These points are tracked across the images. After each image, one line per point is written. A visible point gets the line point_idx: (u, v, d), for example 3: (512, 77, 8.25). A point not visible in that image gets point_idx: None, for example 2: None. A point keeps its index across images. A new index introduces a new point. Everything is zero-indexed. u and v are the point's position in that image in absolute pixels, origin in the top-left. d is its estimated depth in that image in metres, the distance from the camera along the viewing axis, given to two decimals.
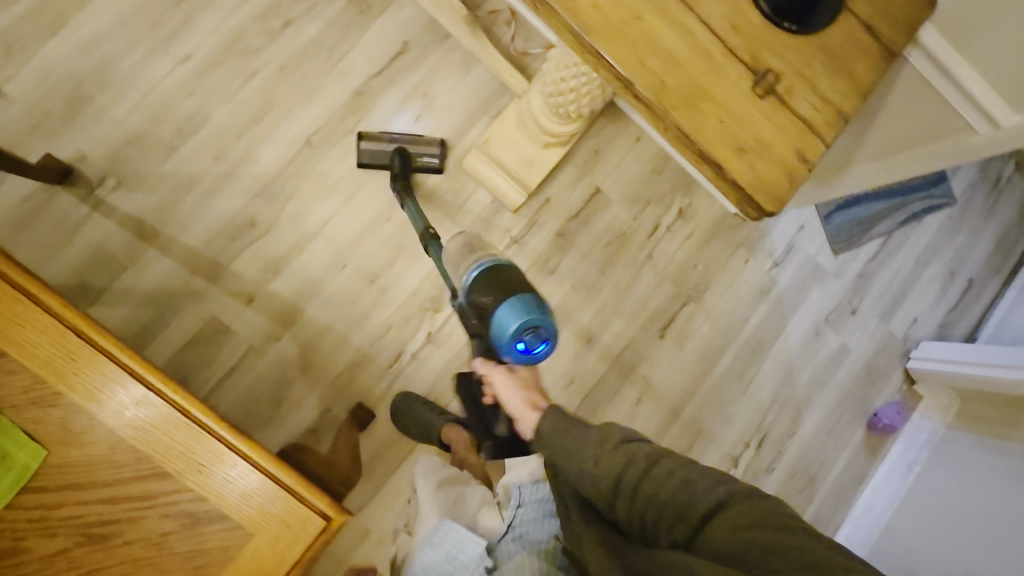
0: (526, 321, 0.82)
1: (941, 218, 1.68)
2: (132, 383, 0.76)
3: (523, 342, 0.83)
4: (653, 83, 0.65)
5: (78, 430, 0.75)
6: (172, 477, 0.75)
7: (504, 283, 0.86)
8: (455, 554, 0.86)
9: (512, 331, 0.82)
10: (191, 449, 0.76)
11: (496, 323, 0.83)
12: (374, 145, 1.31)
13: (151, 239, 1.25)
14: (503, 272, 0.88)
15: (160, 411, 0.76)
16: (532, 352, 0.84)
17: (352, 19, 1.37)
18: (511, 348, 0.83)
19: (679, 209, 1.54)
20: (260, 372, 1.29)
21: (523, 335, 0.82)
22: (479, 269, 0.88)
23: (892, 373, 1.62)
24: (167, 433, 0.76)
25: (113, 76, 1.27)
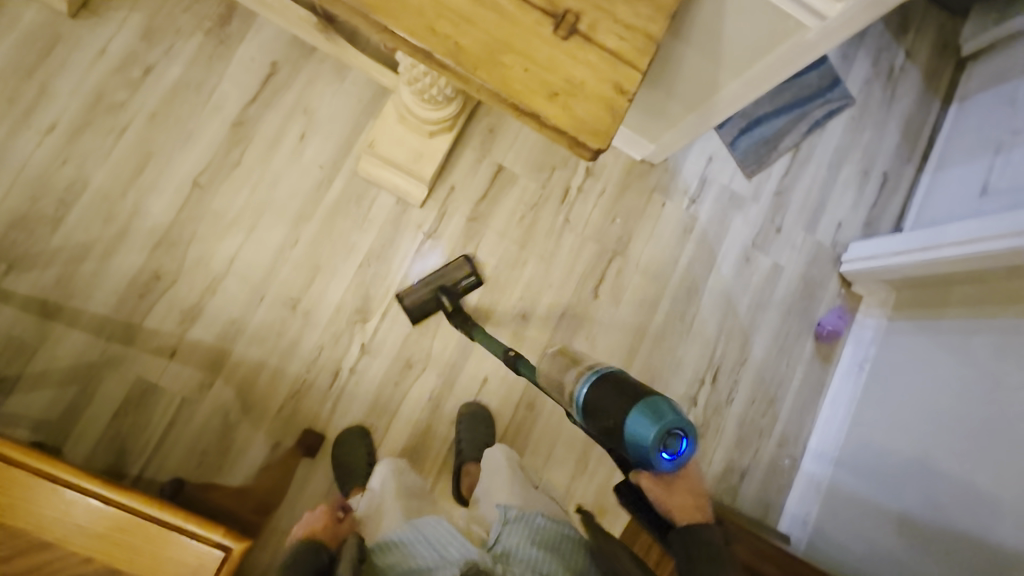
0: (662, 427, 0.70)
1: (844, 120, 1.69)
2: None
3: (664, 449, 0.71)
4: (451, 49, 0.69)
5: None
6: (52, 545, 0.69)
7: (622, 392, 0.76)
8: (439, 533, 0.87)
9: (651, 438, 0.69)
10: (66, 511, 0.70)
11: (630, 431, 0.72)
12: (413, 293, 1.33)
13: (58, 316, 1.23)
14: (614, 375, 0.79)
15: (21, 480, 0.69)
16: (678, 457, 0.72)
17: (214, 52, 1.34)
18: (658, 456, 0.71)
19: (586, 167, 1.53)
20: (199, 422, 1.27)
21: (663, 443, 0.71)
22: (591, 385, 0.79)
23: (828, 281, 1.65)
24: (42, 505, 0.70)
25: None
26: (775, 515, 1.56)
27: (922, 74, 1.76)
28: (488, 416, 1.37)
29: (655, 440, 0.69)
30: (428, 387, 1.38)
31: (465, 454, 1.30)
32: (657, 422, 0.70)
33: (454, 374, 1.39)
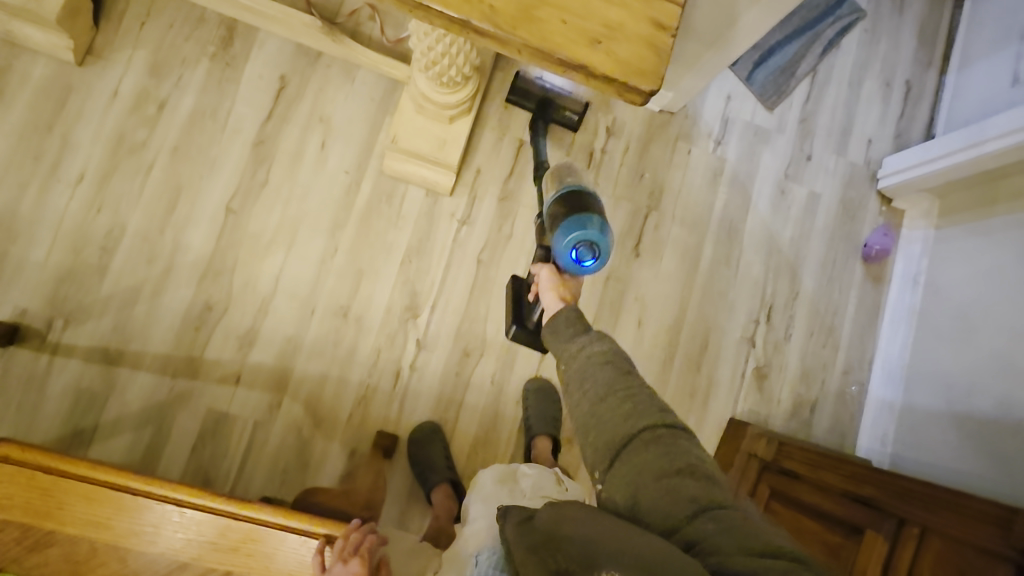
0: (581, 235, 0.86)
1: (857, 35, 1.65)
2: (130, 499, 0.83)
3: (574, 252, 0.87)
4: (487, 12, 0.66)
5: (87, 557, 0.82)
6: (189, 563, 0.84)
7: (573, 200, 0.91)
8: None
9: (567, 242, 0.87)
10: (200, 534, 0.84)
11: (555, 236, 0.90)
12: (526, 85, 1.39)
13: (121, 360, 1.25)
14: (581, 195, 0.92)
15: (159, 511, 0.83)
16: (583, 265, 0.88)
17: (222, 75, 1.34)
18: (563, 253, 0.87)
19: (607, 127, 1.50)
20: (275, 441, 1.28)
21: (578, 247, 0.87)
22: (561, 189, 0.96)
23: (867, 201, 1.62)
24: (178, 534, 0.83)
25: (18, 223, 1.24)
26: (851, 442, 1.55)
27: None
28: (554, 391, 1.38)
29: (571, 244, 0.86)
30: (490, 371, 1.38)
31: (534, 428, 1.31)
32: (579, 229, 0.86)
33: (512, 355, 1.39)
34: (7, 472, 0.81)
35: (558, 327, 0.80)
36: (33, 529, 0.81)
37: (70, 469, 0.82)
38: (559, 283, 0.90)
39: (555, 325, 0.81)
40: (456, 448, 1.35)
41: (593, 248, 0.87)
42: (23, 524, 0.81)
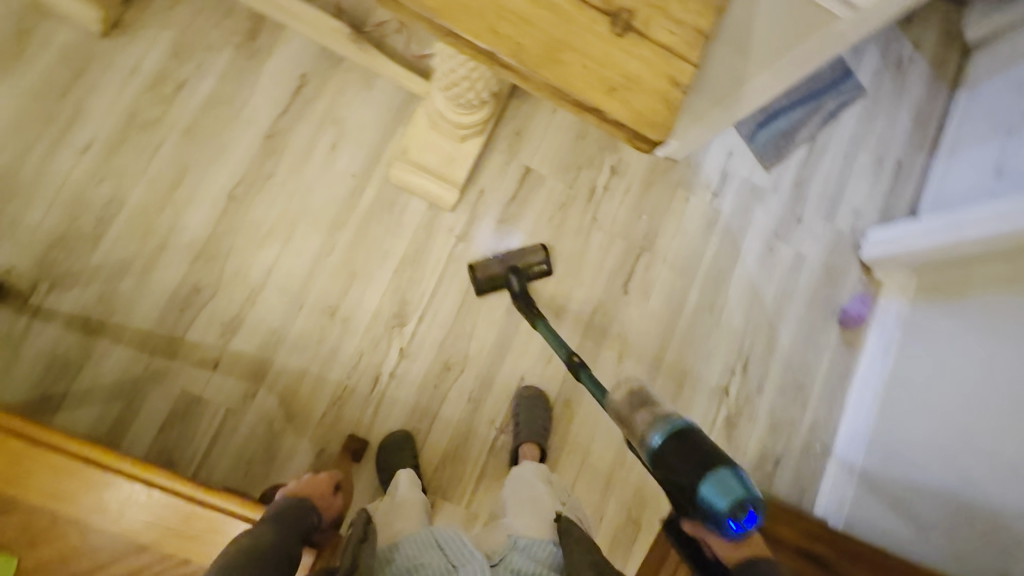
0: (736, 500, 0.70)
1: (856, 111, 1.73)
2: (101, 472, 0.84)
3: (732, 521, 0.71)
4: (512, 48, 0.69)
5: (47, 527, 0.80)
6: (150, 546, 0.82)
7: (689, 451, 0.75)
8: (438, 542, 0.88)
9: (721, 512, 0.70)
10: (167, 516, 0.84)
11: (699, 500, 0.72)
12: (486, 270, 1.37)
13: (100, 332, 1.24)
14: (694, 441, 0.76)
15: (130, 489, 0.83)
16: (744, 528, 0.72)
17: (244, 66, 1.36)
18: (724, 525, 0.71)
19: (611, 166, 1.55)
20: (245, 432, 1.27)
21: (735, 513, 0.70)
22: (661, 433, 0.78)
23: (849, 268, 1.68)
24: (145, 513, 0.83)
25: (18, 182, 1.25)
26: (810, 501, 1.58)
27: (930, 63, 1.79)
28: (545, 401, 1.39)
29: (728, 513, 0.70)
30: (467, 388, 1.39)
31: (524, 437, 1.32)
32: (717, 502, 0.70)
33: (491, 375, 1.40)
34: None
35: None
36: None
37: (48, 436, 0.83)
38: (732, 546, 0.77)
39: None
40: (425, 461, 1.35)
41: (746, 504, 0.71)
42: None
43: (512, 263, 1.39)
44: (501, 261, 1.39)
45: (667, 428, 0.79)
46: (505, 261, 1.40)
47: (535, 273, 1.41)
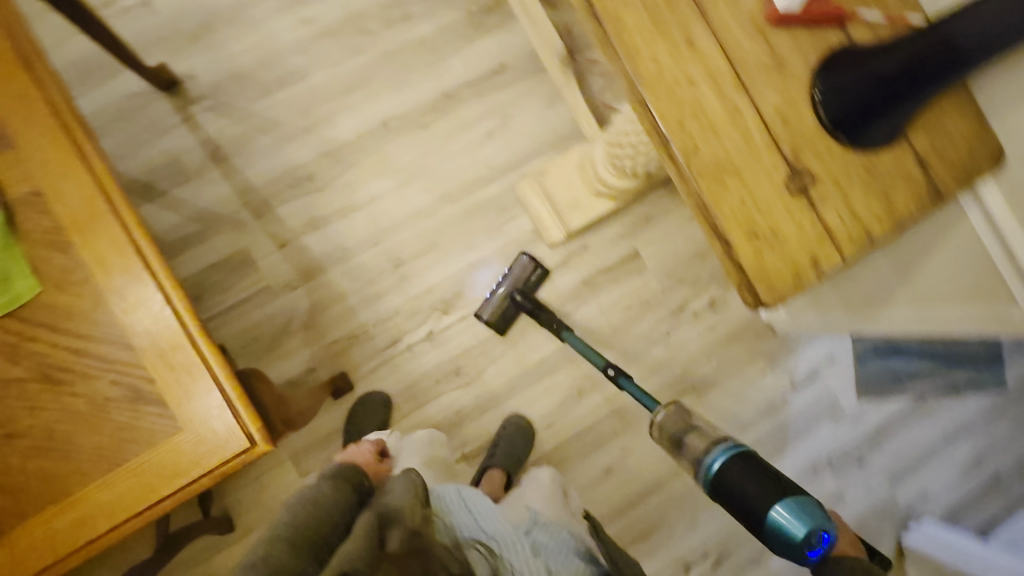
0: (815, 528, 0.69)
1: (985, 400, 1.55)
2: (125, 245, 0.71)
3: (808, 547, 0.70)
4: (687, 146, 0.68)
5: (66, 267, 0.70)
6: (129, 346, 0.69)
7: (758, 473, 0.74)
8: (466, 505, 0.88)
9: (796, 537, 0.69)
10: (156, 331, 0.69)
11: (768, 526, 0.71)
12: (488, 306, 1.36)
13: (218, 164, 1.35)
14: (757, 462, 0.75)
15: (140, 281, 0.70)
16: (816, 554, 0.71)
17: (464, 30, 1.45)
18: (798, 553, 0.70)
19: (711, 298, 1.49)
20: (266, 313, 1.33)
21: (810, 540, 0.69)
22: (722, 456, 0.78)
23: (882, 540, 1.50)
24: (141, 314, 0.69)
25: (243, 16, 1.39)
26: None
27: None
28: (529, 431, 1.35)
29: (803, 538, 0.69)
30: (461, 402, 1.38)
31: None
32: (789, 534, 0.69)
33: (489, 404, 1.38)
34: (57, 141, 0.72)
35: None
36: (42, 206, 0.71)
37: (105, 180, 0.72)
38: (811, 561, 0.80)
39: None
40: None
41: (822, 527, 0.70)
42: (43, 197, 0.71)
43: (513, 284, 1.37)
44: (501, 284, 1.37)
45: (726, 454, 0.78)
46: (501, 287, 1.37)
47: (537, 283, 1.39)
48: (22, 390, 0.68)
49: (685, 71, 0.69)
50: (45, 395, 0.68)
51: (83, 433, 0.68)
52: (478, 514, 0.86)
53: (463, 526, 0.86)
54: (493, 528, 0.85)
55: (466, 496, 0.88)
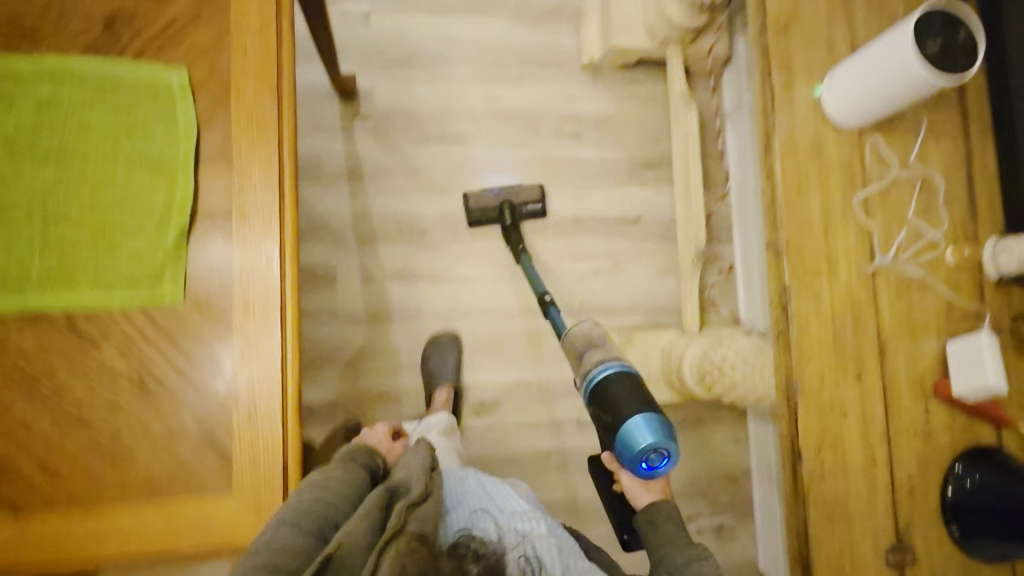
0: (657, 444, 0.77)
1: None
2: (270, 279, 0.66)
3: (643, 462, 0.79)
4: (815, 474, 0.68)
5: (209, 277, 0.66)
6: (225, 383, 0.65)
7: (633, 391, 0.82)
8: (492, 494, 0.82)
9: (637, 452, 0.77)
10: (255, 380, 0.65)
11: (618, 438, 0.79)
12: (481, 202, 1.37)
13: (352, 181, 1.39)
14: (634, 388, 0.83)
15: (266, 323, 0.65)
16: (653, 470, 0.80)
17: (619, 173, 1.51)
18: (633, 461, 0.78)
19: (721, 524, 1.44)
20: (321, 331, 1.34)
21: (649, 454, 0.78)
22: (605, 371, 0.86)
23: None
24: (252, 356, 0.65)
25: (439, 67, 1.45)
26: None
27: None
28: None
29: (642, 454, 0.78)
30: None
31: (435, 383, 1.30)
32: (632, 441, 0.77)
33: None
34: (268, 147, 0.68)
35: (659, 519, 0.82)
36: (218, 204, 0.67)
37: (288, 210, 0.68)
38: (642, 484, 0.86)
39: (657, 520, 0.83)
40: None
41: (663, 450, 0.78)
42: (223, 195, 0.67)
43: (507, 198, 1.39)
44: (496, 194, 1.39)
45: (609, 368, 0.86)
46: (501, 195, 1.40)
47: (529, 210, 1.42)
48: (108, 379, 0.63)
49: (842, 402, 0.69)
50: (128, 394, 0.63)
51: (140, 446, 0.63)
52: (490, 490, 0.83)
53: (484, 496, 0.81)
54: (512, 507, 0.79)
55: (488, 482, 0.85)
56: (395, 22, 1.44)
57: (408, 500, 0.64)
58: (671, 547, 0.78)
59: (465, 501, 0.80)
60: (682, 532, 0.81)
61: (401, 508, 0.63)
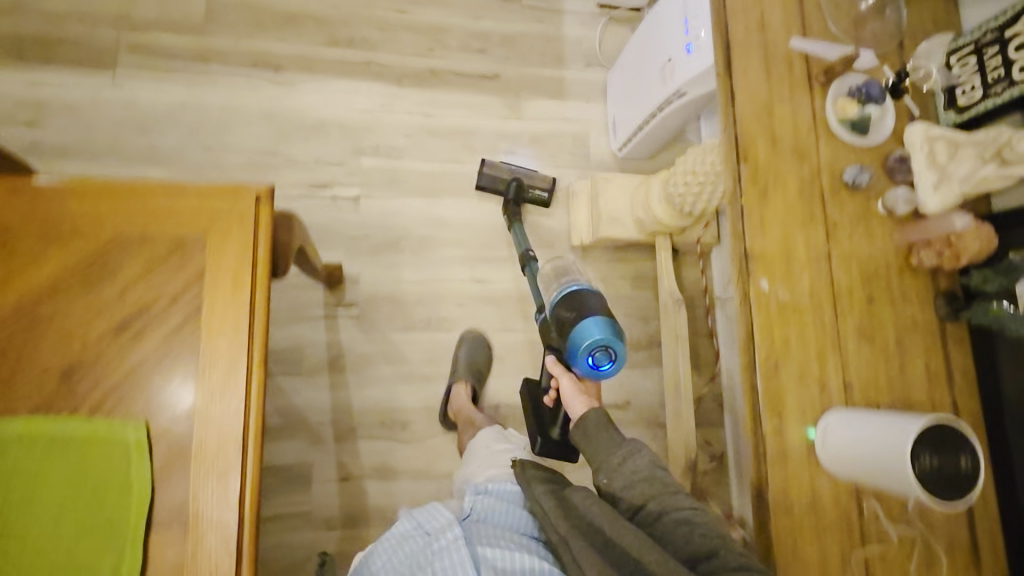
0: (602, 339, 0.89)
1: None
2: None
3: (590, 357, 0.91)
4: None
5: None
6: None
7: (584, 302, 0.96)
8: (422, 524, 0.84)
9: (585, 344, 0.90)
10: None
11: (573, 335, 0.92)
12: (495, 172, 1.43)
13: (333, 372, 1.34)
14: (580, 298, 0.97)
15: None
16: (600, 368, 0.92)
17: None
18: (581, 359, 0.91)
19: None
20: (295, 538, 1.27)
21: (593, 352, 0.91)
22: (560, 294, 1.01)
23: None
24: None
25: (428, 251, 1.43)
26: None
27: None
28: None
29: (586, 350, 0.90)
30: None
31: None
32: (586, 337, 0.90)
33: None
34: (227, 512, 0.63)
35: (590, 430, 0.86)
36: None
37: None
38: (575, 391, 0.94)
39: (586, 428, 0.87)
40: None
41: (609, 347, 0.91)
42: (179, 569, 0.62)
43: (521, 177, 1.45)
44: (512, 169, 1.45)
45: (577, 287, 1.00)
46: (516, 175, 1.45)
47: (537, 195, 1.47)
48: None
49: None
50: None
51: None
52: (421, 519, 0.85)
53: (407, 553, 0.81)
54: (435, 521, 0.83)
55: (416, 513, 0.87)
56: (384, 205, 1.42)
57: None
58: (605, 451, 0.83)
59: (400, 545, 0.83)
60: (614, 436, 0.85)
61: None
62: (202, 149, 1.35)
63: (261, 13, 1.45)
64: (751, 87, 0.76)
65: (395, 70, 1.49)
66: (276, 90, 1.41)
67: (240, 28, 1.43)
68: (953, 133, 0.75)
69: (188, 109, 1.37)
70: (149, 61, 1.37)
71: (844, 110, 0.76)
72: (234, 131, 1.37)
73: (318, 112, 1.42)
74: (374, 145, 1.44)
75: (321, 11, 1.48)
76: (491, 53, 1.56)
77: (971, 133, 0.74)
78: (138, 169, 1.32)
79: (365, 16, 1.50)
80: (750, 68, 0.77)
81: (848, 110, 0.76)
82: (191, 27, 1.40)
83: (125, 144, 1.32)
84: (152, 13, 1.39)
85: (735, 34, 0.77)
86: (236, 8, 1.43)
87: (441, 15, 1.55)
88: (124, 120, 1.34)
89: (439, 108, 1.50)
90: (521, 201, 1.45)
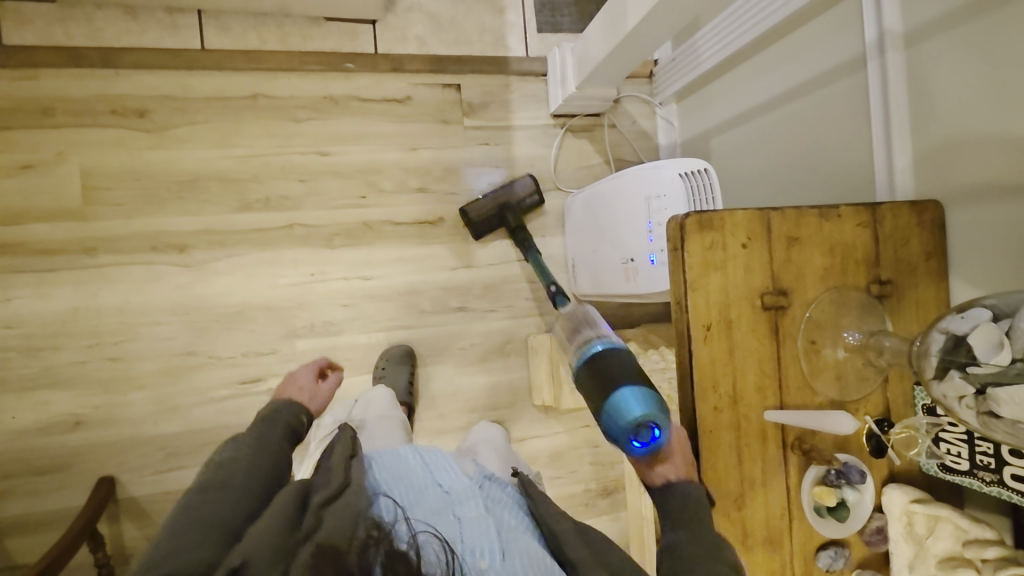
0: (648, 416, 0.59)
1: None
2: None
3: (633, 440, 0.60)
4: None
5: None
6: None
7: (611, 364, 0.64)
8: (435, 477, 0.70)
9: (626, 426, 0.59)
10: None
11: (606, 415, 0.61)
12: (475, 209, 1.34)
13: None
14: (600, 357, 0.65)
15: None
16: (652, 446, 0.62)
17: (576, 505, 1.47)
18: (625, 446, 0.61)
19: None
20: None
21: (641, 429, 0.60)
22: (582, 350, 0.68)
23: None
24: None
25: None
26: None
27: None
28: None
29: (629, 434, 0.60)
30: None
31: None
32: (621, 416, 0.60)
33: None
34: None
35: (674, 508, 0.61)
36: None
37: None
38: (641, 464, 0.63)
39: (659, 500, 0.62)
40: None
41: (654, 422, 0.60)
42: None
43: (502, 199, 1.35)
44: (491, 198, 1.35)
45: (607, 343, 0.67)
46: (492, 198, 1.35)
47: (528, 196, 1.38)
48: None
49: None
50: None
51: None
52: (432, 466, 0.71)
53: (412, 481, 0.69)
54: (453, 483, 0.69)
55: (430, 455, 0.74)
56: None
57: (325, 496, 0.61)
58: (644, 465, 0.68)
59: (400, 469, 0.71)
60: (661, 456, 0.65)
61: (315, 505, 0.60)
62: (108, 361, 1.21)
63: (153, 182, 1.24)
64: (721, 479, 0.68)
65: (324, 229, 1.32)
66: (182, 276, 1.25)
67: (129, 206, 1.22)
68: (937, 505, 0.68)
69: (83, 316, 1.20)
70: (24, 262, 1.18)
71: (823, 498, 0.68)
72: (143, 333, 1.23)
73: (240, 295, 1.27)
74: (309, 323, 1.31)
75: (226, 167, 1.27)
76: (432, 191, 1.38)
77: (957, 516, 0.66)
78: (38, 395, 1.19)
79: (281, 166, 1.30)
80: (720, 455, 0.68)
81: (827, 499, 0.68)
82: (69, 212, 1.20)
83: (14, 371, 1.18)
84: (17, 201, 1.18)
85: (705, 415, 0.67)
86: (120, 179, 1.22)
87: (370, 151, 1.35)
88: (6, 340, 1.17)
89: (378, 267, 1.35)
90: (517, 215, 1.36)
